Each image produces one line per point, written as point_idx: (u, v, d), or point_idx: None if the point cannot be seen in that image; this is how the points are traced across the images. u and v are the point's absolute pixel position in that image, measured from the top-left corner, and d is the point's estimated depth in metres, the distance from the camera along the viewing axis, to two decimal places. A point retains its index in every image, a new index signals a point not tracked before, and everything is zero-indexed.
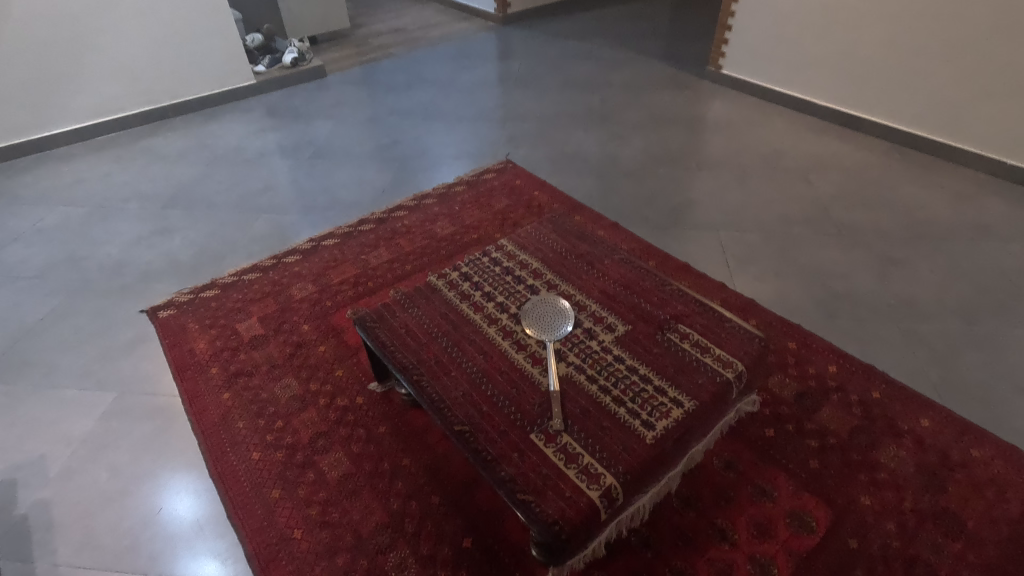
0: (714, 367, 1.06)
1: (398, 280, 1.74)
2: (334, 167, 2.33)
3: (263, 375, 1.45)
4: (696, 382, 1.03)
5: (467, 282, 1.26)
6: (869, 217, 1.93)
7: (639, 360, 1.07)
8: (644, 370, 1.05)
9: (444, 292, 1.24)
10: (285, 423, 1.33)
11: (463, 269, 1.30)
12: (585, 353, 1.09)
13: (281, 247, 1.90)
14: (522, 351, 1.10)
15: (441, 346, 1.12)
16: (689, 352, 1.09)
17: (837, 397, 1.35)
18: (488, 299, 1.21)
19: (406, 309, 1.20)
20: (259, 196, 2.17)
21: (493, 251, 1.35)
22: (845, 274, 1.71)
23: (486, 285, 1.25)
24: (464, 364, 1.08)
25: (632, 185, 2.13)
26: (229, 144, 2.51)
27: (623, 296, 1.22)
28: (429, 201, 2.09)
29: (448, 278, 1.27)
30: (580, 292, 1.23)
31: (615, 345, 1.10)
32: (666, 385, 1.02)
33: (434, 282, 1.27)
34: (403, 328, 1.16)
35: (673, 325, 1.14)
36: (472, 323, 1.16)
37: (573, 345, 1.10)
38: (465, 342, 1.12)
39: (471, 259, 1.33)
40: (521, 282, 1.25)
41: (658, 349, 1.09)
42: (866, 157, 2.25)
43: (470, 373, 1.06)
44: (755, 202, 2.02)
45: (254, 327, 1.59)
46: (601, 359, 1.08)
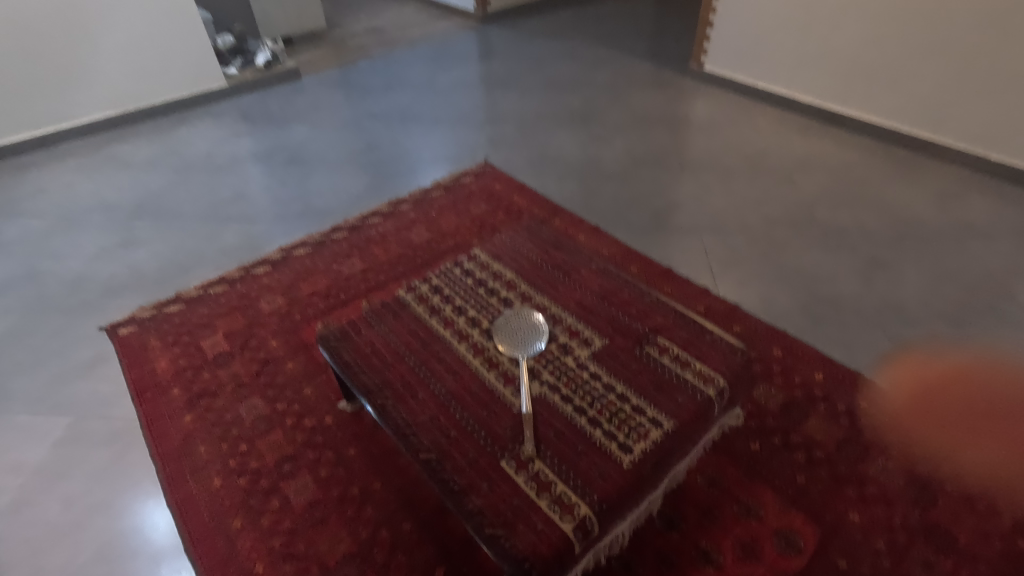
0: (695, 383, 1.01)
1: (372, 291, 1.68)
2: (308, 173, 2.26)
3: (227, 395, 1.38)
4: (676, 400, 0.98)
5: (438, 295, 1.21)
6: (853, 217, 1.90)
7: (616, 378, 1.02)
8: (621, 389, 1.00)
9: (414, 307, 1.18)
10: (249, 447, 1.27)
11: (433, 281, 1.24)
12: (560, 371, 1.03)
13: (250, 258, 1.83)
14: (493, 370, 1.04)
15: (409, 366, 1.06)
16: (669, 368, 1.04)
17: (823, 407, 1.31)
18: (459, 314, 1.15)
19: (372, 326, 1.15)
20: (229, 205, 2.09)
21: (466, 262, 1.29)
22: (830, 278, 1.67)
23: (458, 299, 1.19)
24: (432, 385, 1.02)
25: (613, 189, 2.08)
26: (199, 150, 2.43)
27: (601, 307, 1.16)
28: (406, 206, 2.03)
29: (418, 292, 1.22)
30: (556, 304, 1.17)
31: (591, 360, 1.05)
32: (645, 404, 0.97)
33: (403, 297, 1.21)
34: (368, 347, 1.10)
35: (652, 338, 1.09)
36: (442, 340, 1.10)
37: (547, 362, 1.05)
38: (433, 361, 1.06)
39: (442, 270, 1.27)
40: (494, 296, 1.20)
41: (637, 365, 1.04)
42: (850, 155, 2.22)
43: (438, 395, 1.01)
44: (739, 205, 1.98)
45: (220, 343, 1.52)
46: (577, 377, 1.02)
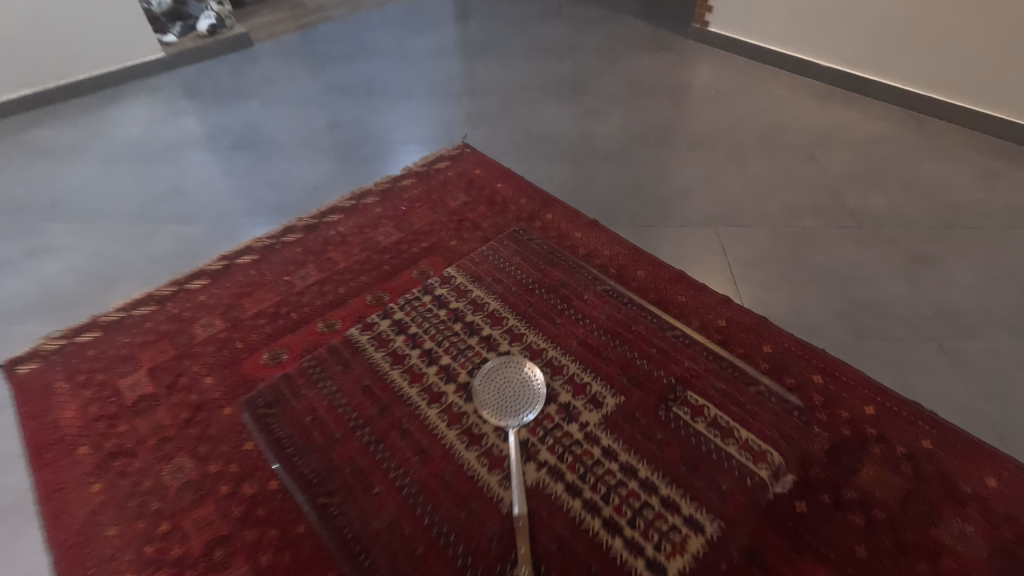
0: (741, 460, 0.80)
1: (330, 307, 1.40)
2: (259, 159, 1.94)
3: (147, 454, 1.12)
4: (719, 488, 0.77)
5: (405, 337, 0.97)
6: (890, 201, 1.64)
7: (638, 456, 0.81)
8: (645, 473, 0.79)
9: (373, 354, 0.94)
10: (171, 527, 1.02)
11: (396, 312, 1.00)
12: (563, 449, 0.82)
13: (184, 267, 1.53)
14: (474, 449, 0.83)
15: (362, 445, 0.84)
16: (706, 438, 0.83)
17: (878, 450, 1.07)
18: (430, 363, 0.92)
19: (315, 383, 0.92)
20: (162, 200, 1.78)
21: (438, 287, 1.05)
22: (869, 278, 1.41)
23: (429, 342, 0.96)
24: (393, 473, 0.81)
25: (612, 173, 1.80)
26: (130, 134, 2.09)
27: (612, 348, 0.95)
28: (370, 199, 1.73)
29: (375, 330, 0.98)
30: (554, 345, 0.96)
31: (603, 430, 0.84)
32: (677, 494, 0.77)
33: (359, 340, 0.97)
34: (309, 417, 0.88)
35: (680, 395, 0.88)
36: (407, 403, 0.88)
37: (545, 434, 0.83)
38: (394, 436, 0.85)
39: (408, 298, 1.03)
40: (472, 335, 0.97)
41: (663, 436, 0.83)
42: (878, 127, 1.94)
43: (401, 488, 0.80)
44: (758, 190, 1.70)
45: (141, 383, 1.24)
46: (585, 456, 0.82)
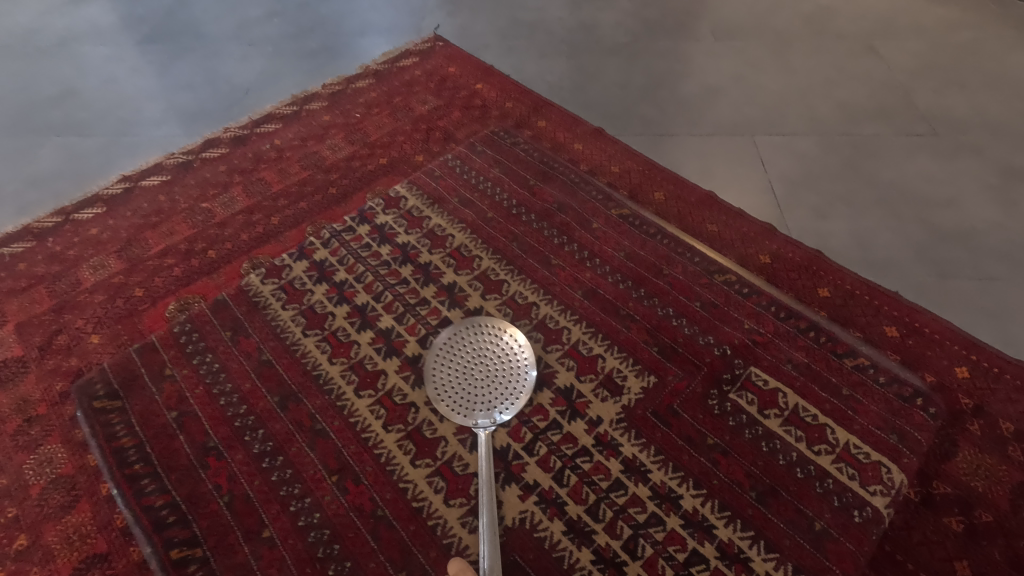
0: (841, 480, 0.66)
1: (257, 241, 1.09)
2: (178, 55, 1.56)
3: (6, 441, 0.84)
4: (806, 525, 0.63)
5: (344, 304, 0.80)
6: (971, 102, 1.31)
7: (677, 473, 0.67)
8: (691, 504, 0.65)
9: (299, 332, 0.78)
10: (31, 541, 0.75)
11: (317, 252, 0.85)
12: (565, 464, 0.68)
13: (74, 192, 1.20)
14: (424, 464, 0.69)
15: (252, 456, 0.70)
16: (784, 443, 0.69)
17: (978, 427, 0.81)
18: (371, 338, 0.77)
19: (190, 360, 0.78)
20: (51, 106, 1.41)
21: (390, 231, 0.87)
22: (952, 200, 1.12)
23: (371, 312, 0.79)
24: (291, 507, 0.67)
25: (620, 70, 1.44)
26: (16, 26, 1.67)
27: (634, 303, 0.81)
28: (316, 105, 1.37)
29: (283, 280, 0.83)
30: (546, 299, 0.81)
31: (629, 435, 0.69)
32: (740, 534, 0.63)
33: (286, 311, 0.80)
34: (177, 425, 0.73)
35: (739, 378, 0.74)
36: (330, 390, 0.74)
37: (543, 440, 0.69)
38: (299, 444, 0.71)
39: (349, 252, 0.85)
40: (422, 301, 0.80)
41: (716, 442, 0.69)
42: (950, 11, 1.56)
43: (303, 529, 0.66)
44: (804, 89, 1.36)
45: (6, 344, 0.95)
46: (598, 474, 0.67)
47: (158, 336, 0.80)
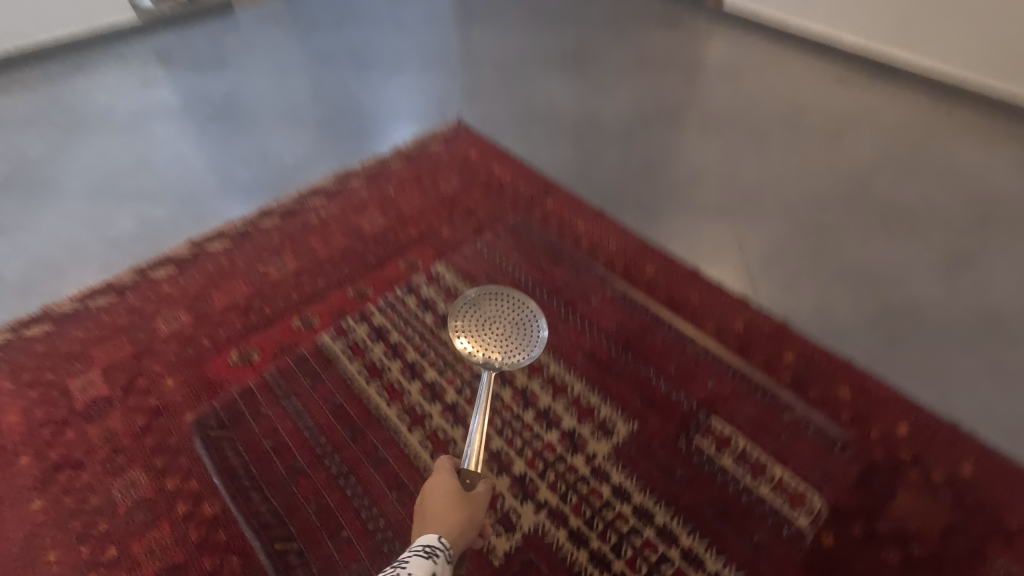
0: (775, 504, 0.84)
1: (306, 300, 1.27)
2: (234, 134, 1.80)
3: (97, 467, 1.00)
4: (750, 539, 0.81)
5: (398, 360, 1.04)
6: (923, 193, 1.51)
7: (653, 496, 0.84)
8: (663, 519, 0.82)
9: (361, 382, 1.02)
10: (120, 551, 0.90)
11: (377, 318, 1.09)
12: (568, 487, 0.85)
13: (148, 254, 1.39)
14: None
15: (331, 475, 0.93)
16: (734, 475, 0.87)
17: (915, 475, 0.96)
18: (420, 386, 1.01)
19: (280, 402, 1.01)
20: (126, 177, 1.63)
21: (433, 300, 1.11)
22: (902, 278, 1.29)
23: (420, 365, 1.03)
24: (362, 511, 0.89)
25: (619, 156, 1.66)
26: (94, 104, 1.92)
27: (623, 364, 0.98)
28: (355, 181, 1.59)
29: (350, 339, 1.06)
30: (555, 359, 0.98)
31: (616, 465, 0.87)
32: (699, 543, 0.81)
33: (350, 365, 1.04)
34: (271, 447, 0.96)
35: (703, 423, 0.91)
36: (388, 427, 0.97)
37: (548, 469, 0.86)
38: (366, 467, 0.93)
39: (404, 318, 1.09)
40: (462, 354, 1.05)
41: (685, 472, 0.86)
42: (906, 111, 1.80)
43: (371, 529, 0.88)
44: (777, 178, 1.57)
45: (95, 384, 1.12)
46: (593, 496, 0.84)
47: (255, 382, 1.04)
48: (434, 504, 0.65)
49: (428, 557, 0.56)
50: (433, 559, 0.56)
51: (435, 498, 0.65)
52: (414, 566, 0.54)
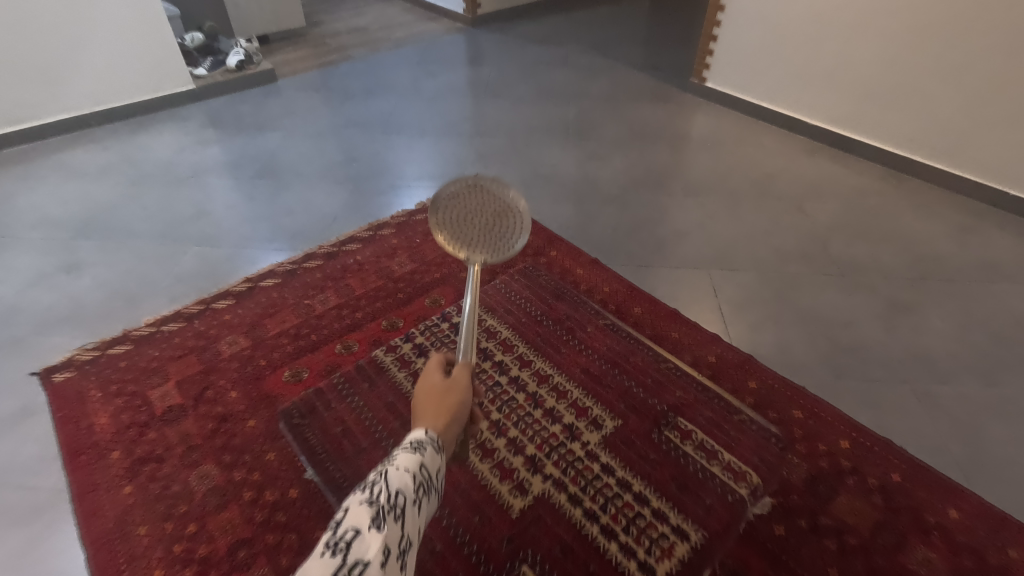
0: (724, 479, 0.96)
1: (347, 329, 1.50)
2: (280, 189, 2.07)
3: (176, 461, 1.20)
4: (705, 505, 0.93)
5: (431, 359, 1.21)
6: (871, 252, 1.76)
7: (632, 472, 0.99)
8: (639, 487, 0.96)
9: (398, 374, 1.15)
10: (198, 527, 1.09)
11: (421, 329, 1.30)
12: (566, 464, 1.00)
13: (210, 288, 1.63)
14: (487, 460, 1.01)
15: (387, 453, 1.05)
16: (694, 459, 1.00)
17: (853, 481, 1.17)
18: None
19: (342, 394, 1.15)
20: (188, 223, 1.89)
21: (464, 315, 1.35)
22: (850, 322, 1.53)
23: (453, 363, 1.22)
24: None
25: (613, 215, 1.93)
26: (158, 160, 2.21)
27: (611, 377, 1.17)
28: (386, 231, 1.84)
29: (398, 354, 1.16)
30: (559, 372, 1.19)
31: (602, 447, 1.03)
32: (665, 506, 0.93)
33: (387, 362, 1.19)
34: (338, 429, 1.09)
35: (672, 419, 1.07)
36: None
37: (550, 451, 1.02)
38: None
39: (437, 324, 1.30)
40: (489, 358, 1.21)
41: (656, 455, 1.01)
42: (861, 182, 2.08)
43: None
44: (748, 236, 1.84)
45: (171, 395, 1.33)
46: (587, 471, 0.99)
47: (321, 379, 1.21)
48: (424, 401, 0.69)
49: (414, 450, 0.60)
50: (419, 452, 0.61)
51: (423, 396, 0.70)
52: (400, 460, 0.58)
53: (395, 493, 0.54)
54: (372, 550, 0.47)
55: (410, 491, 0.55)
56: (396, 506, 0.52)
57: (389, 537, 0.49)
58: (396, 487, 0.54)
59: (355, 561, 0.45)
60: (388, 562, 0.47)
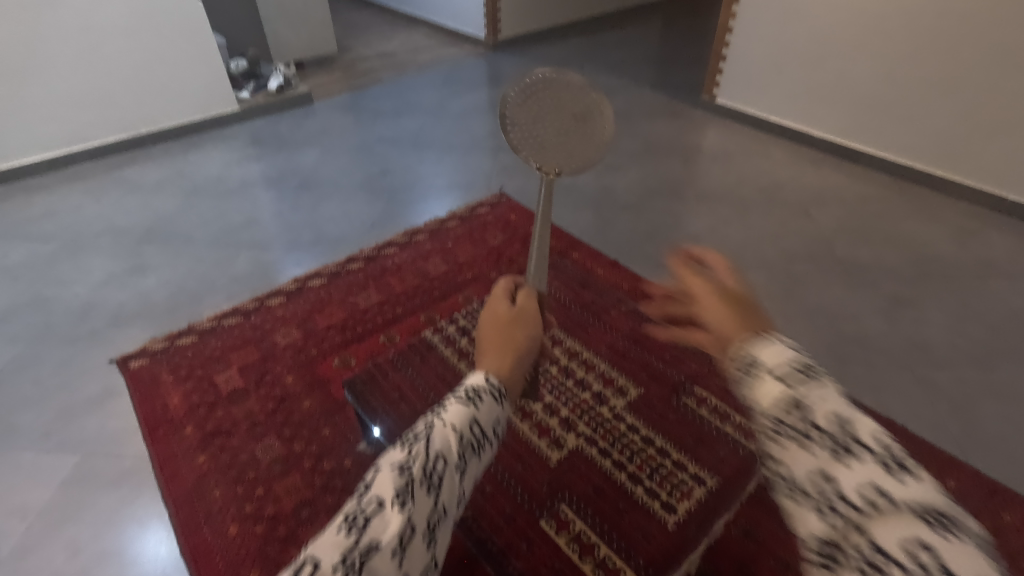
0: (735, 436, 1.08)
1: (389, 322, 1.65)
2: (321, 199, 2.25)
3: (242, 434, 1.34)
4: (718, 457, 1.04)
5: (466, 336, 1.38)
6: (873, 253, 1.88)
7: (655, 431, 1.11)
8: (661, 443, 1.09)
9: (440, 351, 1.30)
10: (265, 490, 1.23)
11: (461, 318, 1.44)
12: (597, 424, 1.14)
13: (263, 287, 1.79)
14: (527, 421, 1.15)
15: None
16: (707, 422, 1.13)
17: None
18: None
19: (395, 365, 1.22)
20: (240, 231, 2.06)
21: None
22: (854, 316, 1.64)
23: None
24: None
25: (630, 221, 2.06)
26: (209, 174, 2.40)
27: (634, 355, 1.32)
28: (420, 236, 2.00)
29: (443, 333, 1.37)
30: (587, 349, 1.33)
31: (627, 412, 1.16)
32: (685, 457, 1.05)
33: (429, 338, 1.34)
34: (395, 393, 1.14)
35: (687, 390, 1.22)
36: None
37: (583, 414, 1.16)
38: None
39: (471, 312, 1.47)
40: None
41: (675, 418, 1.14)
42: (865, 189, 2.20)
43: None
44: (757, 239, 1.96)
45: (234, 378, 1.48)
46: (614, 430, 1.13)
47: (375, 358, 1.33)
48: (492, 337, 0.73)
49: (467, 403, 0.61)
50: (472, 405, 0.61)
51: (491, 328, 0.75)
52: (450, 415, 0.59)
53: (433, 458, 0.54)
54: (391, 531, 0.48)
55: (451, 456, 0.56)
56: (432, 473, 0.53)
57: (413, 513, 0.50)
58: (437, 452, 0.55)
59: (371, 542, 0.46)
60: (410, 535, 0.49)
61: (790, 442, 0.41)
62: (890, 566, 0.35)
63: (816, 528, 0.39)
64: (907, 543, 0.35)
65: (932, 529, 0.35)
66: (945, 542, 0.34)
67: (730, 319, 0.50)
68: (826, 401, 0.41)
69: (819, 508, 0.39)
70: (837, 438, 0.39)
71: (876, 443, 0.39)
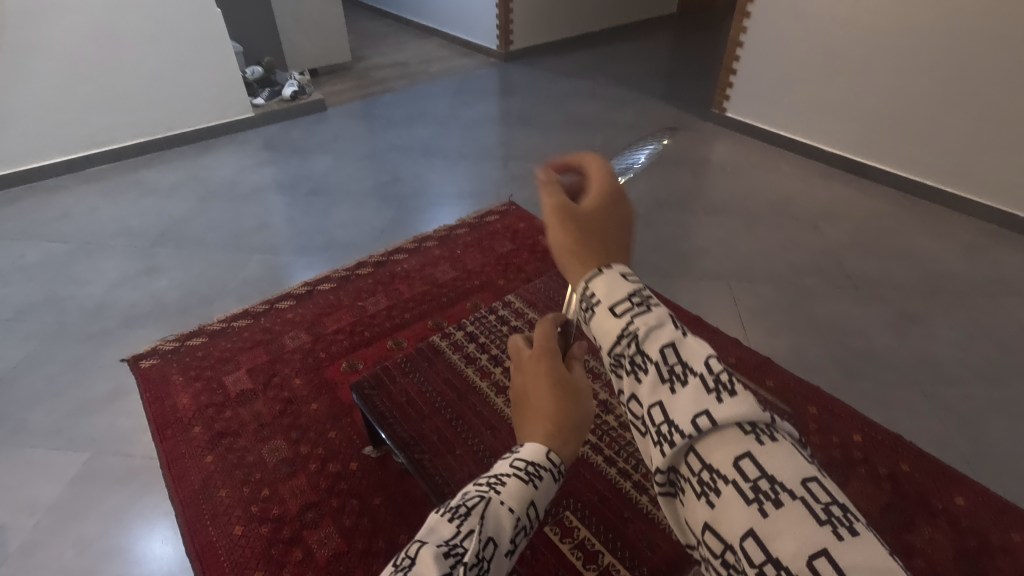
0: None
1: (397, 328, 1.66)
2: (332, 205, 2.27)
3: (250, 436, 1.35)
4: None
5: (473, 343, 1.40)
6: (882, 267, 1.87)
7: None
8: None
9: (448, 355, 1.33)
10: (271, 491, 1.24)
11: (469, 324, 1.46)
12: (602, 432, 1.14)
13: (273, 290, 1.81)
14: None
15: (445, 421, 1.13)
16: None
17: (864, 469, 1.27)
18: (494, 364, 1.34)
19: (404, 368, 1.24)
20: (252, 234, 2.08)
21: (499, 309, 1.54)
22: (862, 330, 1.63)
23: (492, 347, 1.39)
24: (469, 441, 1.10)
25: (638, 232, 2.06)
26: (223, 178, 2.43)
27: None
28: (430, 243, 2.02)
29: (451, 338, 1.39)
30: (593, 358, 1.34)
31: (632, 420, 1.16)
32: None
33: (438, 344, 1.36)
34: (403, 397, 1.15)
35: None
36: (482, 392, 1.25)
37: None
38: (471, 416, 1.17)
39: (478, 318, 1.49)
40: None
41: None
42: (874, 204, 2.20)
43: (476, 452, 1.07)
44: (766, 252, 1.96)
45: (243, 379, 1.50)
46: (619, 438, 1.13)
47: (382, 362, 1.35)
48: (539, 409, 0.54)
49: (527, 480, 0.49)
50: (534, 482, 0.49)
51: (537, 396, 0.54)
52: (507, 492, 0.48)
53: (485, 543, 0.44)
54: None
55: (503, 541, 0.45)
56: (483, 560, 0.43)
57: None
58: (489, 536, 0.44)
59: None
60: None
61: (631, 381, 0.43)
62: (723, 483, 0.37)
63: (657, 459, 0.40)
64: (734, 459, 0.37)
65: (753, 441, 0.37)
66: (763, 449, 0.37)
67: (570, 243, 0.55)
68: (656, 332, 0.43)
69: (658, 439, 0.40)
70: (668, 369, 0.41)
71: (706, 371, 0.40)
